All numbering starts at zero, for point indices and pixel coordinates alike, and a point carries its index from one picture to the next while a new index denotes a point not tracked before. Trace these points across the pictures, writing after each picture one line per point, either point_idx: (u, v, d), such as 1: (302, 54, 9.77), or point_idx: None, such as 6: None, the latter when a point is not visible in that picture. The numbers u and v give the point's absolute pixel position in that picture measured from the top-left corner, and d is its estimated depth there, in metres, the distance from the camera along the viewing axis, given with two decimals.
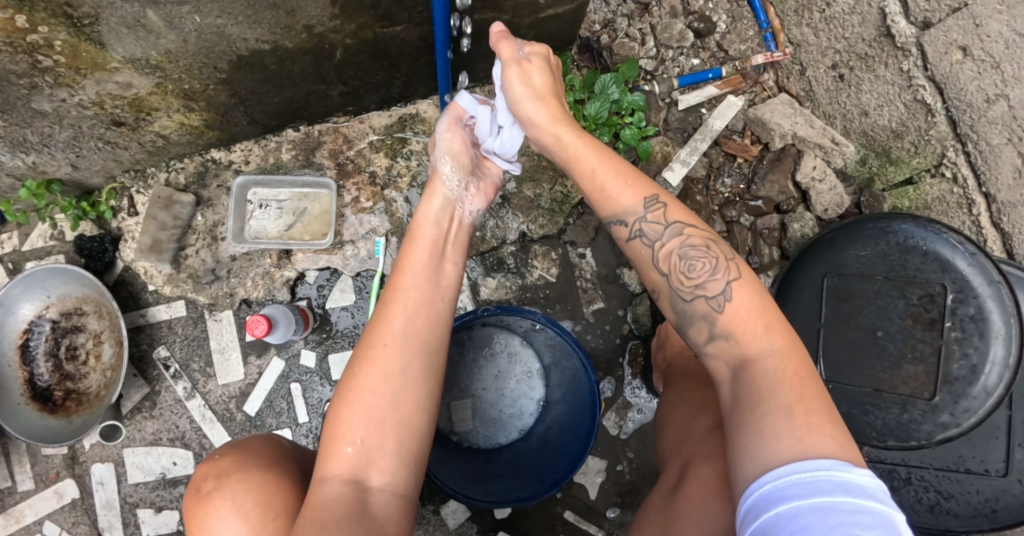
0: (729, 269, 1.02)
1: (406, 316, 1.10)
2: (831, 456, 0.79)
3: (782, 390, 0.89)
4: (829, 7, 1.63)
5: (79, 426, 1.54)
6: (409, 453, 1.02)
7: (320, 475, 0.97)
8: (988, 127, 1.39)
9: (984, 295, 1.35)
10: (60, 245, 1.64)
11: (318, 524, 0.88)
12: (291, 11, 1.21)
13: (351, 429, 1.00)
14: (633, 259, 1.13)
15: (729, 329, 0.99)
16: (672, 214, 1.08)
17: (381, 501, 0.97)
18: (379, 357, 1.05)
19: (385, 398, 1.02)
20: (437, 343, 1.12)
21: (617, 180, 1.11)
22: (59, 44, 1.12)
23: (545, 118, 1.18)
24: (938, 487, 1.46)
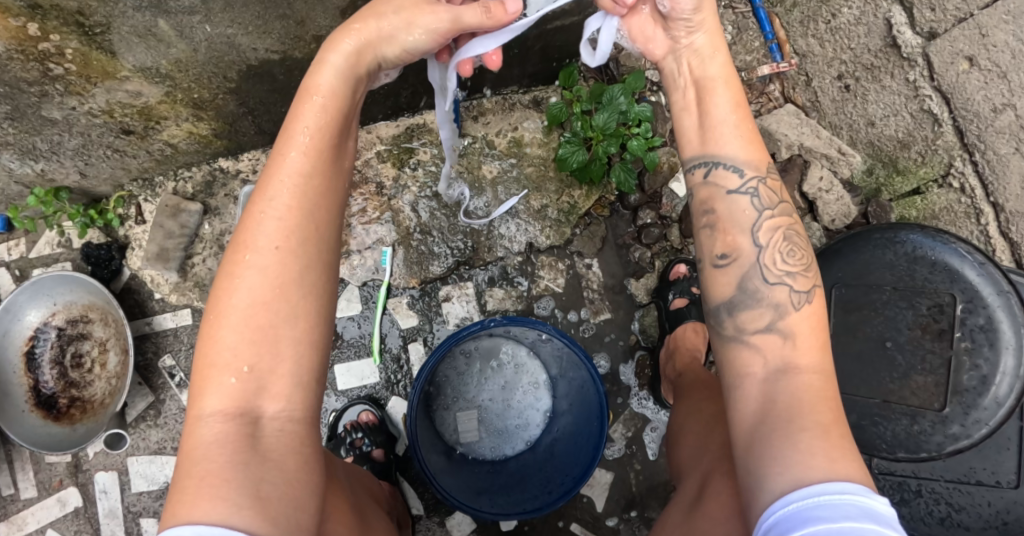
0: (817, 273, 0.98)
1: (281, 200, 0.85)
2: (859, 482, 0.77)
3: (821, 408, 0.85)
4: (835, 18, 1.63)
5: (83, 434, 1.54)
6: (304, 366, 0.84)
7: (195, 412, 0.79)
8: (995, 136, 1.41)
9: (994, 305, 1.35)
10: (68, 253, 1.64)
11: (200, 475, 0.73)
12: (301, 21, 1.23)
13: (222, 350, 0.80)
14: (723, 214, 0.99)
15: (791, 332, 0.93)
16: (784, 193, 1.01)
17: (273, 431, 0.80)
18: (261, 252, 0.83)
19: (260, 303, 0.82)
20: (325, 213, 0.89)
21: (743, 131, 0.99)
22: (70, 52, 1.12)
23: (705, 40, 0.99)
24: (950, 499, 1.44)
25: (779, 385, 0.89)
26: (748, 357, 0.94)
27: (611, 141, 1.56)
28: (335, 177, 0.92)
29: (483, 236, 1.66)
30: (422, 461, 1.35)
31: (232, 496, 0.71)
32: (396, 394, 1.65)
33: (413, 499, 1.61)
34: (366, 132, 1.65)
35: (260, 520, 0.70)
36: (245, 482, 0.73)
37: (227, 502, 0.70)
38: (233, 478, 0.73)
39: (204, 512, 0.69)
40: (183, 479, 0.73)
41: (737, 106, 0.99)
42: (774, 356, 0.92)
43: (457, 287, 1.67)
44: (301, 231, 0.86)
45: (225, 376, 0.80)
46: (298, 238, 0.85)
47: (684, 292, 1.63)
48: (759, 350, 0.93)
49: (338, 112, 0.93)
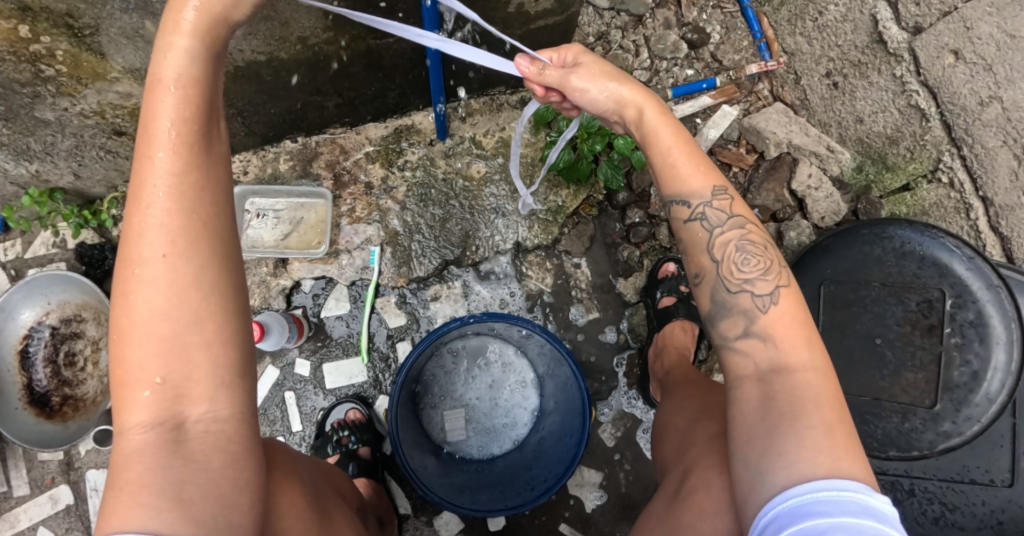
0: (780, 274, 0.94)
1: (158, 193, 0.72)
2: (861, 480, 0.77)
3: (823, 406, 0.83)
4: (821, 15, 1.63)
5: (74, 431, 1.57)
6: (226, 365, 0.73)
7: (119, 429, 0.72)
8: (982, 130, 1.38)
9: (984, 299, 1.32)
10: (62, 253, 1.67)
11: (123, 483, 0.68)
12: (285, 22, 1.21)
13: (129, 367, 0.71)
14: (681, 241, 1.01)
15: (771, 334, 0.90)
16: (737, 207, 0.98)
17: (199, 436, 0.72)
18: (151, 257, 0.71)
19: (161, 312, 0.71)
20: (208, 199, 0.75)
21: (688, 163, 0.98)
22: (61, 54, 1.15)
23: (631, 94, 1.00)
24: (943, 498, 1.43)
25: (774, 384, 0.86)
26: (740, 360, 0.92)
27: (596, 140, 1.55)
28: (216, 165, 0.77)
29: (471, 236, 1.66)
30: (403, 457, 1.34)
31: (151, 501, 0.67)
32: (383, 393, 1.65)
33: (401, 498, 1.60)
34: (356, 132, 1.68)
35: (179, 526, 0.66)
36: (165, 487, 0.68)
37: (146, 508, 0.66)
38: (153, 484, 0.68)
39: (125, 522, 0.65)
40: (110, 491, 0.69)
41: (682, 148, 0.99)
42: (764, 358, 0.89)
43: (445, 286, 1.67)
44: (189, 223, 0.73)
45: (139, 389, 0.71)
46: (185, 232, 0.72)
47: (672, 290, 1.62)
48: (747, 355, 0.91)
49: (197, 90, 0.76)
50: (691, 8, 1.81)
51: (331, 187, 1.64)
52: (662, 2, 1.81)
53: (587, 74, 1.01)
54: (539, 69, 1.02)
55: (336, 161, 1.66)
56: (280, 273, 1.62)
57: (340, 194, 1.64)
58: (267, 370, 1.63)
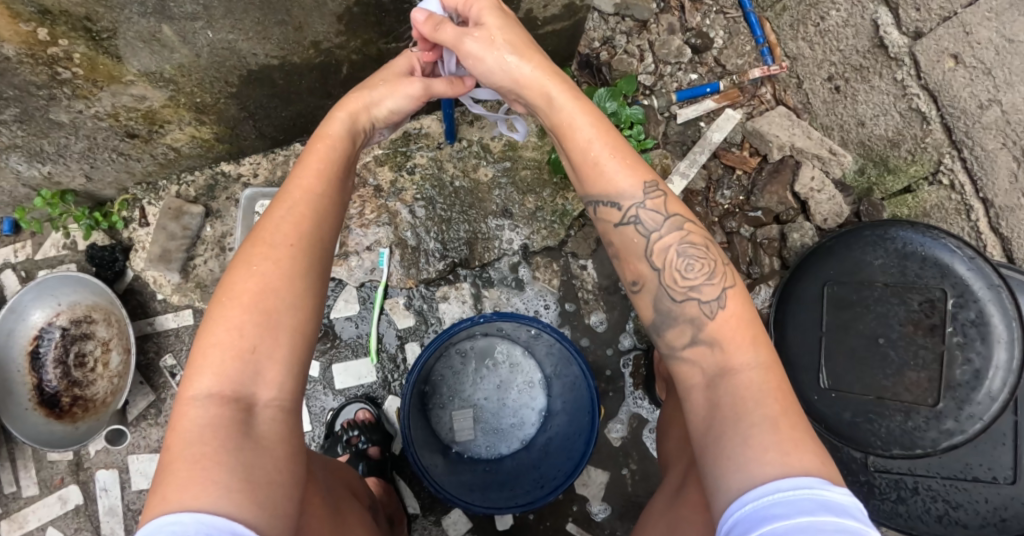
0: (726, 276, 0.98)
1: (295, 213, 0.95)
2: (816, 474, 0.76)
3: (765, 403, 0.86)
4: (823, 21, 1.66)
5: (84, 431, 1.56)
6: (299, 363, 0.89)
7: (188, 394, 0.82)
8: (982, 133, 1.40)
9: (985, 299, 1.34)
10: (72, 254, 1.69)
11: (192, 456, 0.76)
12: (299, 26, 1.24)
13: (227, 337, 0.85)
14: (619, 245, 1.05)
15: (716, 339, 0.95)
16: (672, 206, 1.03)
17: (267, 420, 0.84)
18: (271, 258, 0.90)
19: (270, 302, 0.88)
20: (331, 231, 1.00)
21: (614, 157, 1.03)
22: (78, 57, 1.16)
23: (534, 74, 1.04)
24: (946, 496, 1.45)
25: (719, 388, 0.91)
26: (688, 370, 0.98)
27: None
28: (338, 202, 1.03)
29: (478, 239, 1.68)
30: (415, 455, 1.36)
31: (221, 480, 0.74)
32: (392, 393, 1.66)
33: (409, 498, 1.61)
34: None
35: (246, 506, 0.73)
36: (238, 466, 0.76)
37: (216, 485, 0.73)
38: (226, 461, 0.76)
39: (196, 494, 0.72)
40: (176, 459, 0.76)
41: (597, 131, 1.03)
42: (709, 363, 0.94)
43: (453, 288, 1.68)
44: (307, 240, 0.94)
45: (223, 359, 0.84)
46: (304, 248, 0.94)
47: None
48: (694, 363, 0.97)
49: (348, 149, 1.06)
50: (694, 13, 1.83)
51: None
52: (666, 7, 1.83)
53: (482, 37, 1.03)
54: (434, 24, 1.03)
55: None
56: None
57: None
58: None
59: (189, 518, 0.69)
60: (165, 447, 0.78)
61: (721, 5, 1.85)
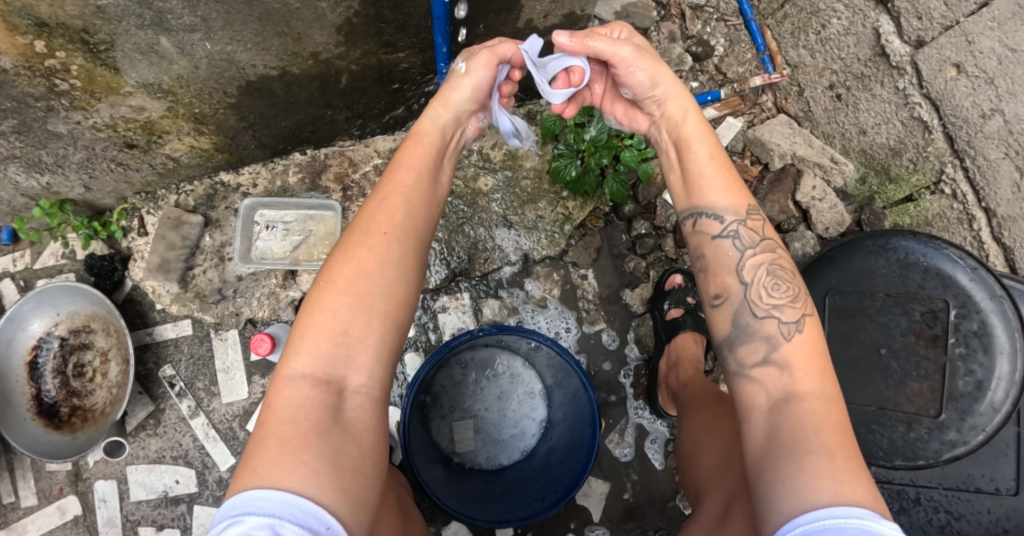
0: (806, 303, 1.00)
1: (389, 203, 1.01)
2: (868, 507, 0.76)
3: (825, 432, 0.85)
4: (824, 29, 1.65)
5: (83, 442, 1.56)
6: (390, 352, 0.93)
7: (284, 372, 0.85)
8: (984, 142, 1.39)
9: (987, 310, 1.34)
10: (71, 264, 1.68)
11: (282, 435, 0.78)
12: (298, 38, 1.23)
13: (328, 317, 0.89)
14: (710, 258, 1.07)
15: (787, 362, 0.94)
16: (768, 230, 1.06)
17: (355, 407, 0.86)
18: (367, 245, 0.96)
19: (374, 287, 0.93)
20: (424, 223, 1.06)
21: (719, 179, 1.08)
22: (76, 68, 1.15)
23: (674, 95, 1.14)
24: (949, 506, 1.44)
25: (782, 413, 0.90)
26: (752, 390, 0.96)
27: (603, 153, 1.58)
28: (432, 198, 1.10)
29: (478, 248, 1.67)
30: (415, 468, 1.36)
31: (308, 463, 0.75)
32: (391, 404, 1.64)
33: None
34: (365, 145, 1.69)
35: (331, 489, 0.74)
36: (325, 451, 0.78)
37: (305, 466, 0.74)
38: (315, 445, 0.78)
39: (283, 474, 0.73)
40: (268, 437, 0.77)
41: (715, 158, 1.09)
42: (775, 387, 0.93)
43: (452, 298, 1.67)
44: (403, 231, 1.00)
45: (320, 341, 0.88)
46: (398, 236, 0.99)
47: (680, 302, 1.62)
48: (761, 383, 0.95)
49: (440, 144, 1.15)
50: (695, 21, 1.83)
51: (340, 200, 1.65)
52: (667, 15, 1.83)
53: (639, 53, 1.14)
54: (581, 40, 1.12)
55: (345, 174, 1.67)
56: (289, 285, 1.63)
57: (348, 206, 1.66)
58: None
59: (277, 496, 0.70)
60: (260, 423, 0.81)
61: (722, 13, 1.84)
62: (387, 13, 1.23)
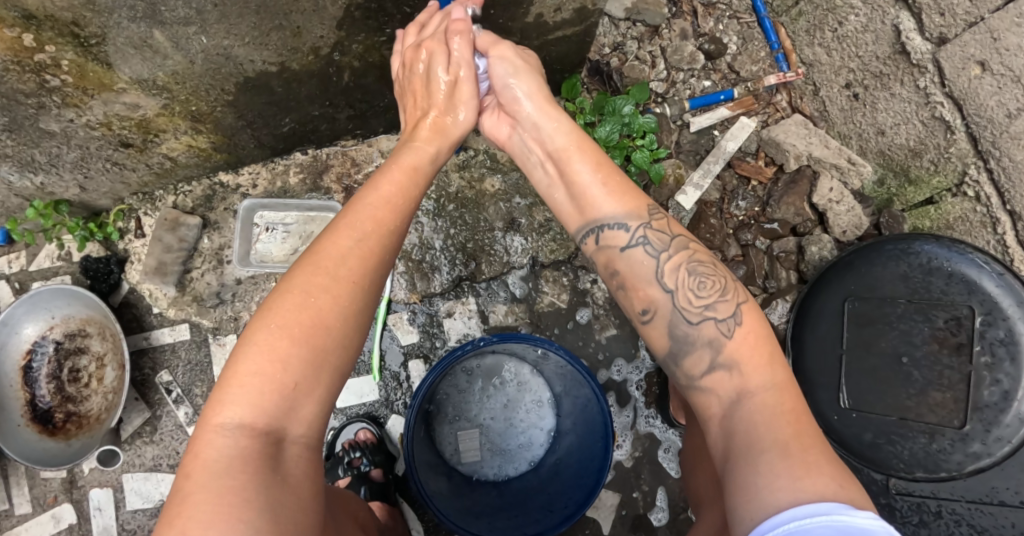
0: (738, 291, 0.97)
1: (364, 242, 0.93)
2: (834, 498, 0.70)
3: (777, 427, 0.82)
4: (841, 26, 1.60)
5: (78, 449, 1.52)
6: (326, 404, 0.88)
7: (215, 421, 0.78)
8: (1010, 143, 1.33)
9: (1014, 318, 1.29)
10: (67, 266, 1.64)
11: (216, 491, 0.72)
12: (297, 32, 1.18)
13: (265, 365, 0.81)
14: (626, 271, 1.04)
15: (735, 362, 0.92)
16: (675, 228, 1.05)
17: (295, 458, 0.82)
18: (327, 285, 0.88)
19: (331, 338, 0.86)
20: (390, 255, 0.99)
21: (610, 189, 1.08)
22: (66, 63, 1.10)
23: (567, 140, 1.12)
24: (971, 520, 1.40)
25: (735, 415, 0.88)
26: (707, 400, 0.94)
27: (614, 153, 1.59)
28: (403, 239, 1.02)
29: (485, 251, 1.62)
30: (419, 483, 1.31)
31: (253, 521, 0.70)
32: (395, 412, 1.59)
33: (413, 522, 1.54)
34: (368, 145, 1.65)
35: None
36: (268, 506, 0.73)
37: (249, 527, 0.69)
38: (256, 502, 0.72)
39: (225, 534, 0.68)
40: (200, 492, 0.72)
41: (598, 171, 1.09)
42: (726, 390, 0.91)
43: (459, 303, 1.62)
44: (370, 274, 0.92)
45: (257, 391, 0.80)
46: (363, 282, 0.91)
47: None
48: (712, 392, 0.94)
49: (429, 167, 1.11)
50: (707, 18, 1.78)
51: (342, 201, 1.61)
52: (678, 12, 1.78)
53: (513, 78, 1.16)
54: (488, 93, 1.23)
55: (347, 173, 1.63)
56: None
57: None
58: None
59: None
60: (186, 475, 0.74)
61: (734, 9, 1.79)
62: (389, 6, 1.19)
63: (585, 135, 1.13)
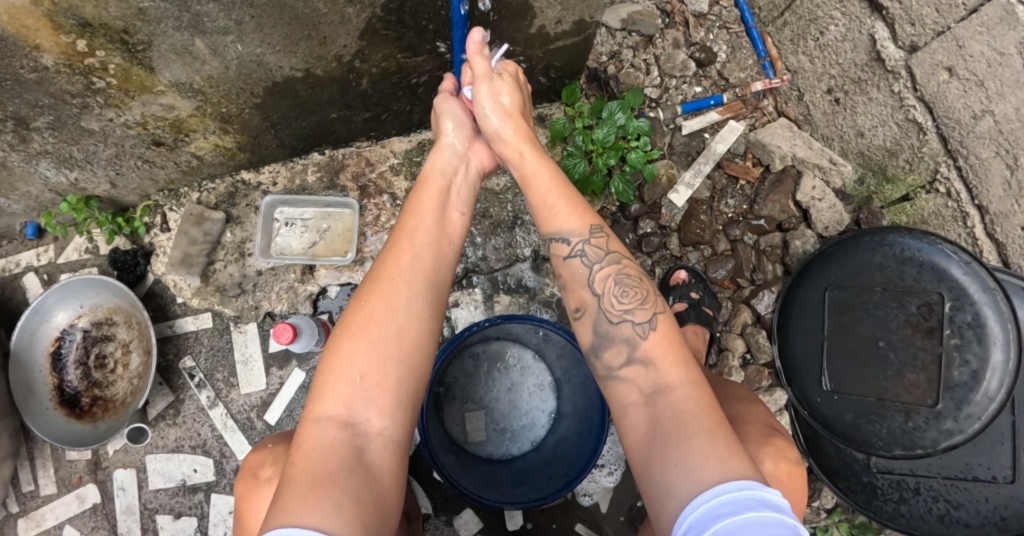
0: (656, 303, 1.12)
1: (397, 250, 1.15)
2: (751, 477, 0.85)
3: (700, 415, 0.95)
4: (823, 35, 1.72)
5: (104, 430, 1.61)
6: (405, 394, 1.03)
7: (313, 415, 0.98)
8: (976, 142, 1.44)
9: (980, 302, 1.37)
10: (95, 258, 1.73)
11: (311, 473, 0.89)
12: (323, 41, 1.29)
13: (350, 363, 1.02)
14: (566, 277, 1.20)
15: (649, 358, 1.06)
16: (612, 245, 1.20)
17: (376, 447, 0.97)
18: (381, 292, 1.09)
19: (387, 332, 1.05)
20: (446, 273, 1.19)
21: (562, 205, 1.22)
22: (113, 67, 1.21)
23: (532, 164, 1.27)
24: (947, 496, 1.50)
25: (657, 403, 1.00)
26: (625, 388, 1.06)
27: (611, 154, 1.67)
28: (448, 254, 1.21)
29: (490, 245, 1.72)
30: (431, 451, 1.41)
31: (336, 498, 0.85)
32: None
33: (422, 499, 1.62)
34: (381, 146, 1.76)
35: (350, 526, 0.83)
36: (349, 490, 0.87)
37: (331, 502, 0.84)
38: (341, 482, 0.88)
39: (311, 505, 0.83)
40: (299, 474, 0.89)
41: (556, 188, 1.24)
42: (646, 382, 1.04)
43: (465, 293, 1.71)
44: (412, 278, 1.12)
45: (341, 387, 1.00)
46: (405, 278, 1.12)
47: (683, 297, 1.71)
48: (630, 382, 1.06)
49: (445, 181, 1.28)
50: (698, 28, 1.90)
51: (356, 197, 1.71)
52: (671, 23, 1.90)
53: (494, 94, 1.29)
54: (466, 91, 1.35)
55: (361, 172, 1.73)
56: (307, 280, 1.68)
57: (365, 204, 1.72)
58: (294, 373, 1.67)
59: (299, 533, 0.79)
60: (292, 461, 0.93)
61: (724, 20, 1.91)
62: (408, 19, 1.30)
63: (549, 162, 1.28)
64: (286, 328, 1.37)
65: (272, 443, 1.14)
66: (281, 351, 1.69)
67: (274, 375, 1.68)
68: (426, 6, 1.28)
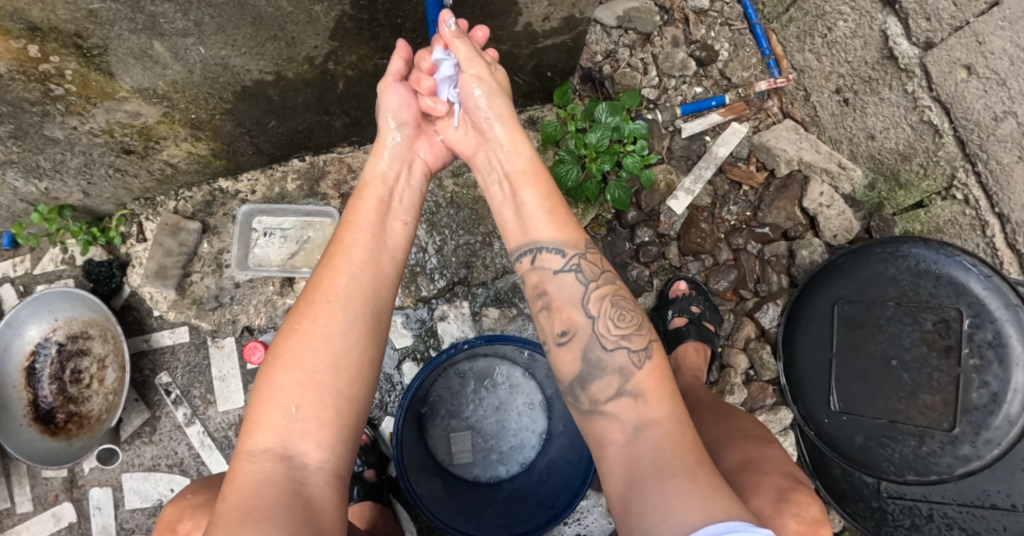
0: (651, 331, 1.06)
1: (335, 274, 1.08)
2: (738, 517, 0.79)
3: (683, 453, 0.89)
4: (830, 32, 1.61)
5: (79, 448, 1.55)
6: (343, 422, 0.97)
7: (247, 450, 0.91)
8: (997, 145, 1.34)
9: (1003, 319, 1.28)
10: (70, 270, 1.68)
11: (244, 506, 0.82)
12: (292, 42, 1.22)
13: (282, 394, 0.95)
14: (556, 292, 1.10)
15: (640, 391, 0.99)
16: (606, 264, 1.13)
17: (317, 482, 0.90)
18: (310, 318, 1.02)
19: (323, 363, 0.98)
20: (388, 290, 1.12)
21: (549, 216, 1.14)
22: (70, 73, 1.14)
23: (522, 168, 1.18)
24: (963, 524, 1.40)
25: (638, 442, 0.94)
26: (608, 425, 0.99)
27: (605, 159, 1.57)
28: (391, 274, 1.13)
29: (478, 255, 1.64)
30: (409, 481, 1.32)
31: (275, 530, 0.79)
32: (389, 414, 1.60)
33: (407, 522, 1.55)
34: (363, 151, 1.68)
35: None
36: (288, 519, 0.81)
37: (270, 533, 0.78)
38: (275, 517, 0.81)
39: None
40: (231, 510, 0.82)
41: (544, 198, 1.16)
42: (630, 417, 0.97)
43: (452, 306, 1.64)
44: (344, 296, 1.05)
45: (275, 419, 0.93)
46: (341, 301, 1.05)
47: (684, 310, 1.60)
48: (614, 418, 0.99)
49: (388, 191, 1.20)
50: (699, 26, 1.80)
51: (338, 206, 1.64)
52: (670, 20, 1.81)
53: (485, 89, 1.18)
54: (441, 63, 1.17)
55: (343, 180, 1.66)
56: (286, 292, 1.62)
57: (347, 212, 1.64)
58: None
59: None
60: (225, 497, 0.86)
61: (726, 17, 1.82)
62: (381, 17, 1.23)
63: (540, 166, 1.19)
64: (255, 347, 1.35)
65: (191, 493, 1.10)
66: (259, 367, 1.63)
67: (253, 391, 1.62)
68: (400, 2, 1.21)
